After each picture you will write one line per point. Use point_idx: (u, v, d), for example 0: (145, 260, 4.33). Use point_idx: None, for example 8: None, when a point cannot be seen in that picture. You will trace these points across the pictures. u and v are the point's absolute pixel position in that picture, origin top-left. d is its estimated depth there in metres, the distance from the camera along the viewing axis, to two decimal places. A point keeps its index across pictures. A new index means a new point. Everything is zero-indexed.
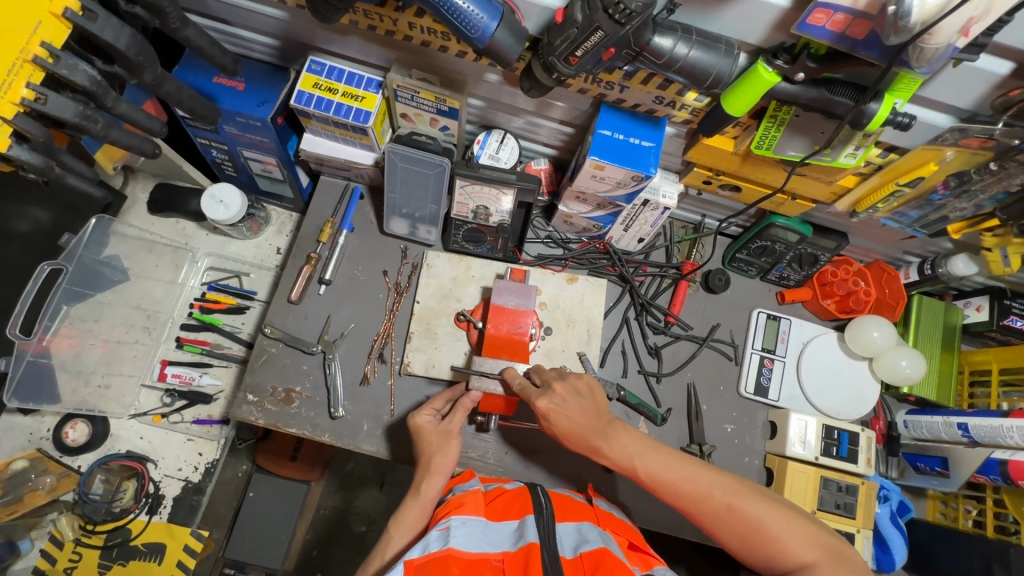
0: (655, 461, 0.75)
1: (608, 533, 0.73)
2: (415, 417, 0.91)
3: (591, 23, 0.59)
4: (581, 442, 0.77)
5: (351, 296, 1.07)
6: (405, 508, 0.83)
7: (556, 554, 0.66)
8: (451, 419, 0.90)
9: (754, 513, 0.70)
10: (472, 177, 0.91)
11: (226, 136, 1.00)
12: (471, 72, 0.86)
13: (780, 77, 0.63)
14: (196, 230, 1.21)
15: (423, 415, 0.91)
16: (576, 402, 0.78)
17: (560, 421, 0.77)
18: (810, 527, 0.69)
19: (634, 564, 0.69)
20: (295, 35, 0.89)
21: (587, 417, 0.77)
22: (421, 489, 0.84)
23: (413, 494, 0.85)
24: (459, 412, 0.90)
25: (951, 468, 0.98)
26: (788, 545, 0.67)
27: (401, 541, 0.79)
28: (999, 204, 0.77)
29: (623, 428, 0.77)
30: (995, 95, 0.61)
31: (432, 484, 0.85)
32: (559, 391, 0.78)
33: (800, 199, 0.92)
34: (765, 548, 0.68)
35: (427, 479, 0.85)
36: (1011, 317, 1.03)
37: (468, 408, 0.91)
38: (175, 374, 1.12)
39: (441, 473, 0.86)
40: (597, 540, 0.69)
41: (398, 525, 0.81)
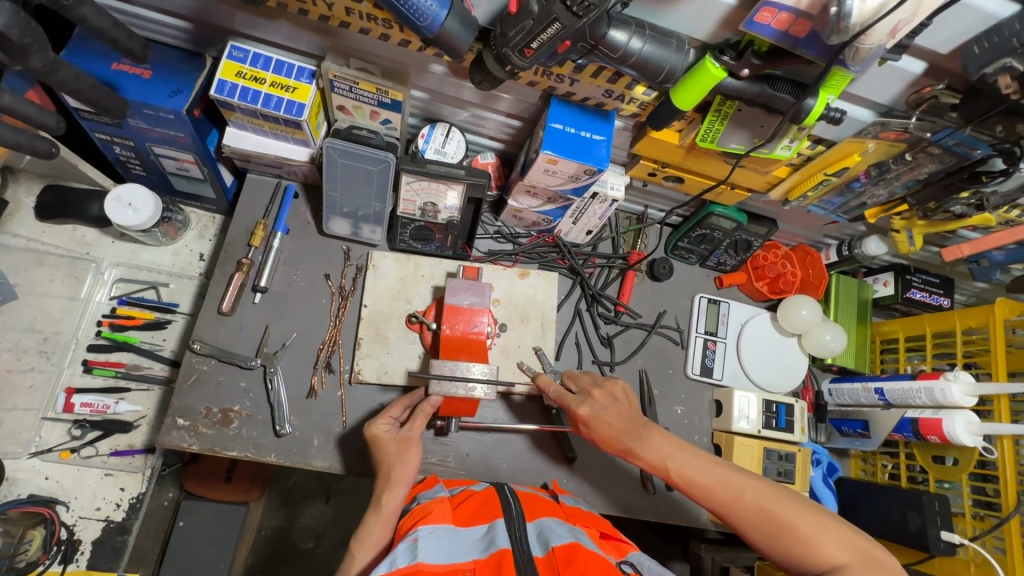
0: (689, 462, 0.77)
1: (579, 527, 0.73)
2: (371, 427, 0.87)
3: (548, 13, 0.58)
4: (616, 443, 0.82)
5: (291, 303, 1.00)
6: (367, 525, 0.78)
7: (529, 555, 0.65)
8: (411, 426, 0.86)
9: (784, 513, 0.71)
10: (420, 173, 0.87)
11: (132, 130, 0.88)
12: (415, 62, 0.81)
13: (726, 73, 0.65)
14: (100, 237, 1.07)
15: (380, 424, 0.87)
16: (615, 407, 0.83)
17: (601, 426, 0.82)
18: (843, 530, 0.70)
19: (609, 553, 0.70)
20: (212, 18, 0.80)
21: (623, 420, 0.82)
22: (382, 502, 0.80)
23: (374, 509, 0.80)
24: (419, 419, 0.86)
25: (871, 429, 1.09)
26: (820, 547, 0.69)
27: (364, 559, 0.75)
28: (909, 190, 0.85)
29: (655, 430, 0.80)
30: (910, 92, 0.67)
31: (393, 496, 0.80)
32: (599, 398, 0.84)
33: (738, 189, 0.96)
34: (796, 549, 0.69)
35: (388, 491, 0.81)
36: (912, 290, 1.15)
37: (429, 413, 0.87)
38: (84, 403, 0.99)
39: (401, 485, 0.81)
40: (567, 536, 0.68)
41: (361, 544, 0.76)
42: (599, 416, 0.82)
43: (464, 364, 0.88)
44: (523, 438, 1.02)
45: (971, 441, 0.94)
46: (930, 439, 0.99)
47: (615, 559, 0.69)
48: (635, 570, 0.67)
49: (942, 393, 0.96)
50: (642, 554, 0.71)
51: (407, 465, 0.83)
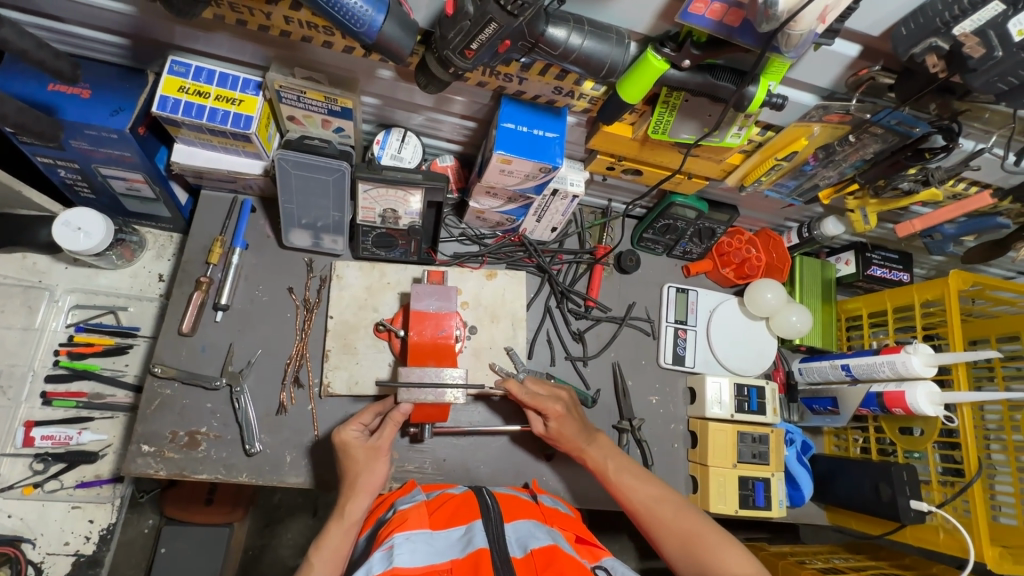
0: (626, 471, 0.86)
1: (556, 529, 0.73)
2: (341, 434, 0.86)
3: (483, 14, 0.57)
4: (569, 443, 0.89)
5: (255, 320, 0.98)
6: (328, 533, 0.76)
7: (506, 556, 0.64)
8: (380, 435, 0.86)
9: (696, 523, 0.78)
10: (376, 180, 0.86)
11: (75, 152, 0.86)
12: (362, 69, 0.81)
13: (668, 64, 0.65)
14: (52, 263, 1.04)
15: (347, 429, 0.86)
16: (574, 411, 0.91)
17: (564, 428, 0.89)
18: (744, 551, 0.75)
19: (583, 557, 0.70)
20: (149, 33, 0.78)
21: (579, 423, 0.90)
22: (345, 511, 0.78)
23: (336, 516, 0.78)
24: (390, 427, 0.86)
25: (840, 406, 1.11)
26: (721, 559, 0.74)
27: (322, 570, 0.72)
28: (858, 170, 0.86)
29: (603, 435, 0.91)
30: (848, 75, 0.69)
31: (358, 505, 0.79)
32: (565, 399, 0.90)
33: (695, 178, 0.97)
34: (700, 556, 0.75)
35: (352, 500, 0.79)
36: (872, 267, 1.18)
37: (399, 421, 0.86)
38: (45, 436, 0.97)
39: (369, 494, 0.80)
40: (542, 539, 0.68)
41: (319, 552, 0.74)
42: (566, 417, 0.89)
43: (434, 370, 0.88)
44: (500, 439, 1.02)
45: (933, 411, 0.96)
46: (895, 411, 1.01)
47: (589, 563, 0.69)
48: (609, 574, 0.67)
49: (903, 366, 0.99)
50: (616, 559, 0.71)
51: (374, 474, 0.82)
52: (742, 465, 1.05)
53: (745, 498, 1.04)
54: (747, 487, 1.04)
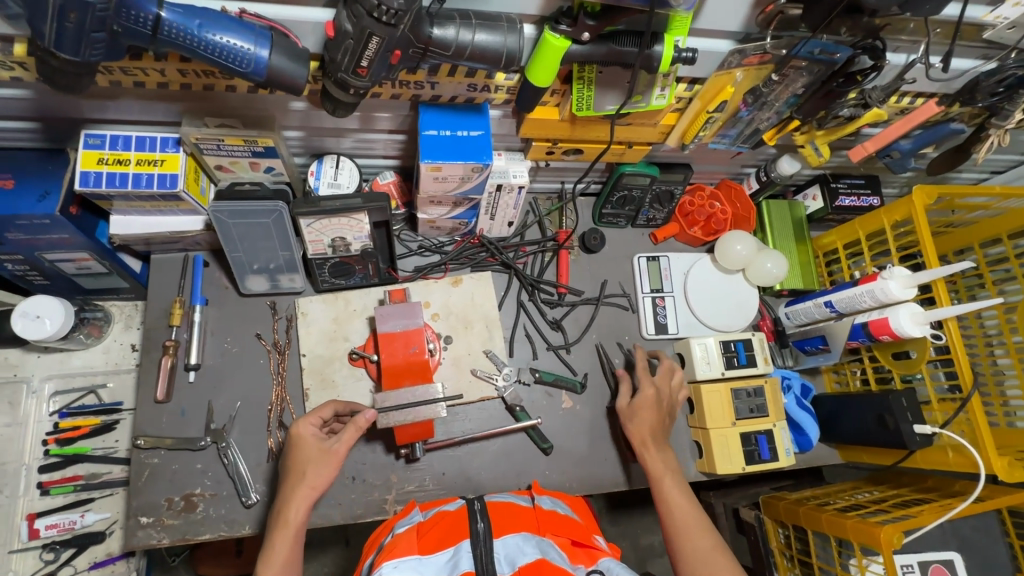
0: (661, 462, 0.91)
1: (547, 539, 0.71)
2: (297, 428, 0.83)
3: (362, 30, 0.56)
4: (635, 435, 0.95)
5: (229, 372, 0.97)
6: (274, 543, 0.75)
7: None
8: (339, 440, 0.82)
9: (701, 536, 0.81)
10: (314, 213, 0.85)
11: (15, 244, 0.86)
12: (275, 105, 0.79)
13: (570, 40, 0.64)
14: (24, 355, 1.04)
15: (307, 424, 0.84)
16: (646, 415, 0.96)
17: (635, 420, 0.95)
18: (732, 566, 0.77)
19: (579, 563, 0.69)
20: (56, 112, 0.77)
21: (648, 422, 0.95)
22: (288, 516, 0.77)
23: (280, 522, 0.77)
24: (350, 432, 0.82)
25: (830, 342, 1.08)
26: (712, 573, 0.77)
27: None
28: (794, 106, 0.83)
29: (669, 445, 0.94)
30: (757, 13, 0.66)
31: (300, 507, 0.78)
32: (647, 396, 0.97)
33: (637, 145, 0.95)
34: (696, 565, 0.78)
35: (295, 503, 0.78)
36: (840, 198, 1.16)
37: (361, 426, 0.83)
38: (49, 525, 0.98)
39: (310, 494, 0.79)
40: (529, 553, 0.67)
41: (270, 563, 0.73)
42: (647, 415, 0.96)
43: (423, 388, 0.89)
44: (495, 443, 1.02)
45: (920, 331, 0.93)
46: (884, 339, 0.99)
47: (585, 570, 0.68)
48: None
49: (882, 292, 0.96)
50: (612, 560, 0.70)
51: (321, 475, 0.80)
52: (742, 422, 1.04)
53: (750, 454, 1.03)
54: (750, 443, 1.03)
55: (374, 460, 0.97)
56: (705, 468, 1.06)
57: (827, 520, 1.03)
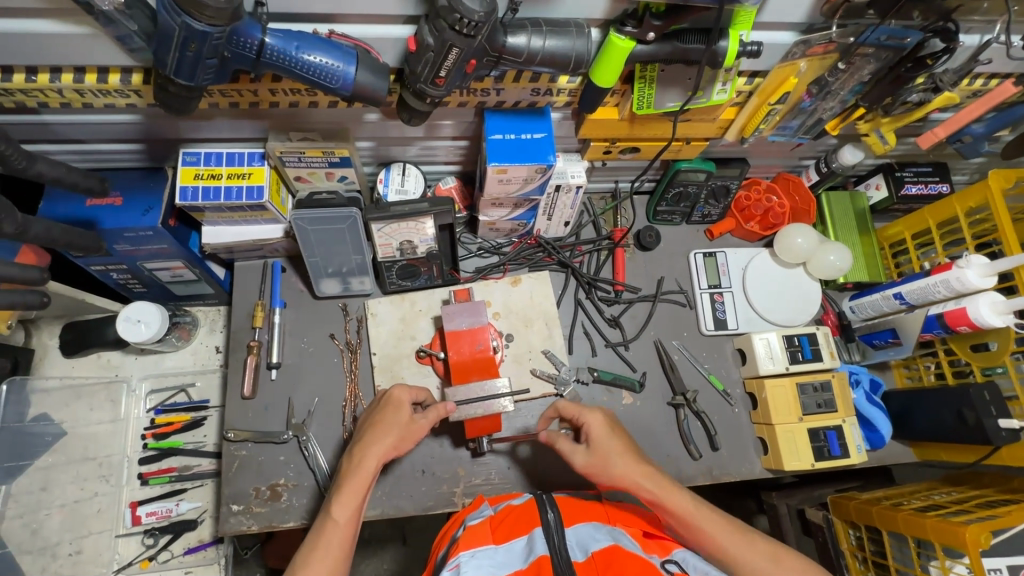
0: (652, 475, 0.80)
1: (618, 529, 0.73)
2: (396, 390, 0.85)
3: (444, 43, 0.60)
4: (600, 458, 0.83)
5: (306, 371, 1.04)
6: (347, 484, 0.75)
7: (567, 561, 0.66)
8: (426, 417, 0.85)
9: (727, 540, 0.75)
10: (386, 218, 0.90)
11: (121, 255, 0.95)
12: (351, 117, 0.85)
13: (635, 41, 0.66)
14: (123, 357, 1.14)
15: (405, 390, 0.86)
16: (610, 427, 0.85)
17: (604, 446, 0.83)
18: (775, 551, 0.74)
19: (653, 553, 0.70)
20: (160, 134, 0.86)
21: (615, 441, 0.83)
22: (359, 460, 0.77)
23: (353, 466, 0.77)
24: (435, 411, 0.86)
25: (901, 335, 1.05)
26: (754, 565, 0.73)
27: (345, 512, 0.73)
28: (859, 94, 0.82)
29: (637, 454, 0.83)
30: (822, 3, 0.66)
31: (375, 452, 0.78)
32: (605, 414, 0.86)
33: (694, 141, 0.96)
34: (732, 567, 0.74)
35: (374, 445, 0.78)
36: (906, 186, 1.12)
37: (446, 411, 0.88)
38: (149, 512, 1.07)
39: (387, 453, 0.79)
40: (601, 539, 0.69)
41: (341, 501, 0.74)
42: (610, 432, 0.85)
43: (490, 382, 0.92)
44: (558, 438, 1.03)
45: (1001, 322, 0.90)
46: (961, 330, 0.95)
47: (659, 559, 0.69)
48: (680, 569, 0.67)
49: (959, 282, 0.93)
50: (686, 552, 0.71)
51: (400, 442, 0.81)
52: (809, 417, 1.02)
53: (820, 450, 1.01)
54: (819, 439, 1.01)
55: (441, 454, 1.01)
56: (771, 465, 1.03)
57: (905, 520, 0.99)
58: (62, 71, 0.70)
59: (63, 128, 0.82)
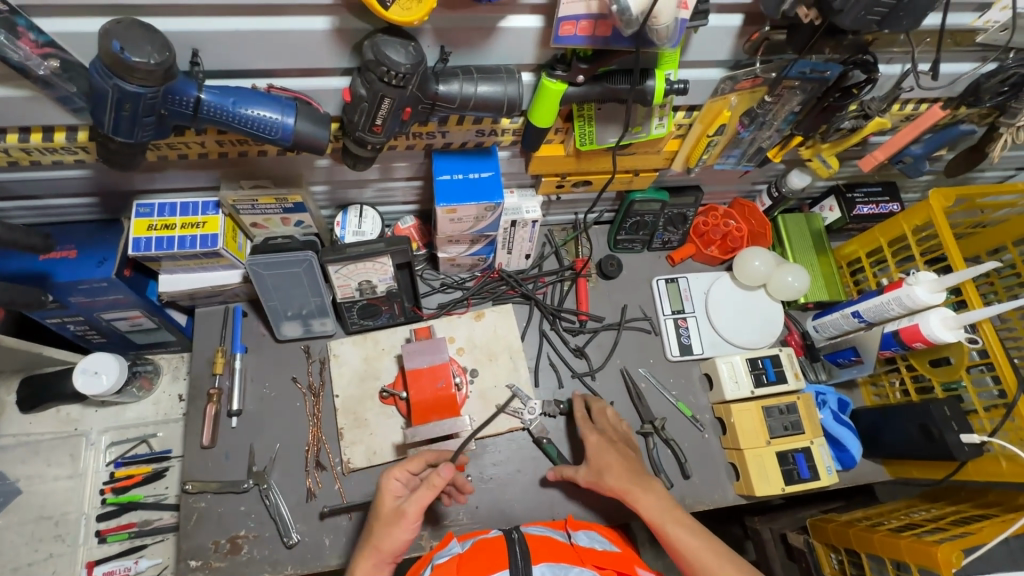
0: (620, 475, 0.86)
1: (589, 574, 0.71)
2: (385, 481, 0.76)
3: (376, 93, 0.62)
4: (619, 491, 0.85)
5: (268, 417, 1.02)
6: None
7: None
8: (412, 500, 0.72)
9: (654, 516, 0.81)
10: (341, 259, 0.90)
11: (76, 307, 0.94)
12: (302, 164, 0.87)
13: (566, 83, 0.68)
14: (83, 410, 1.12)
15: (398, 474, 0.77)
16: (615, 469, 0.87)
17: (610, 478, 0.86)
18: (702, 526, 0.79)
19: None
20: (113, 187, 0.87)
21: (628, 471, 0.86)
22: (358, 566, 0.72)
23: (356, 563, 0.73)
24: (426, 493, 0.72)
25: (863, 353, 1.06)
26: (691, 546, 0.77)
27: None
28: (794, 124, 0.85)
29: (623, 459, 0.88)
30: (744, 41, 0.69)
31: (388, 542, 0.72)
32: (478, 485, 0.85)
33: (644, 173, 0.98)
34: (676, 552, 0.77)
35: (386, 535, 0.72)
36: (858, 206, 1.15)
37: (437, 489, 0.72)
38: (106, 572, 1.03)
39: (385, 558, 0.72)
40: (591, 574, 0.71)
41: None
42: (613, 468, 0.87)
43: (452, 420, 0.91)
44: (527, 474, 1.02)
45: (953, 337, 0.91)
46: (916, 346, 0.96)
47: None
48: None
49: (909, 299, 0.94)
50: None
51: (390, 538, 0.72)
52: (776, 441, 1.02)
53: (789, 473, 1.00)
54: (788, 462, 1.01)
55: None
56: (744, 491, 1.02)
57: (880, 541, 0.98)
58: (6, 132, 0.71)
59: (13, 185, 0.82)
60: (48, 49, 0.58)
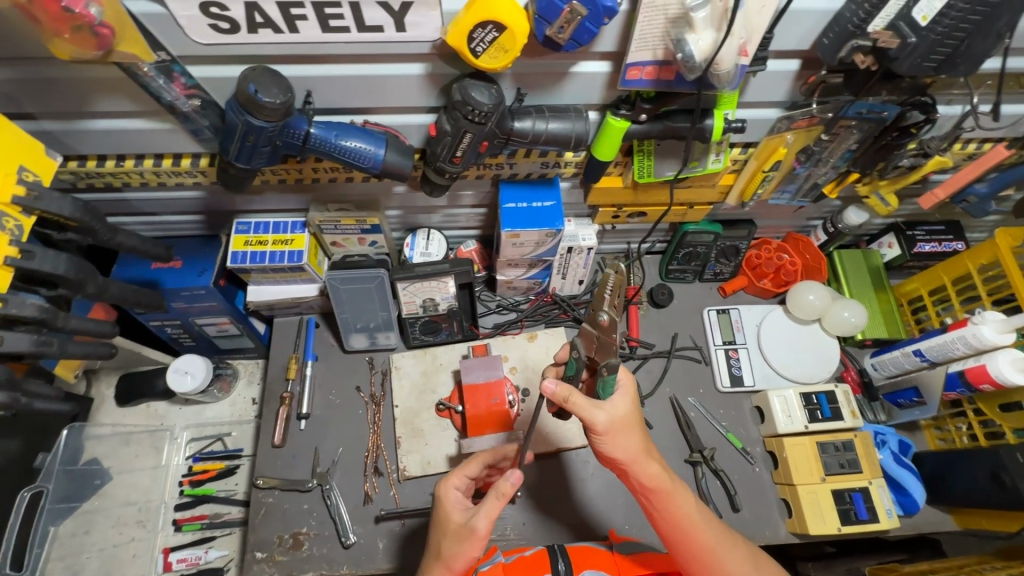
0: (631, 442, 0.72)
1: None
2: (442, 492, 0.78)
3: (459, 129, 0.70)
4: (628, 459, 0.72)
5: (333, 422, 1.09)
6: None
7: None
8: (480, 512, 0.71)
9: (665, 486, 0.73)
10: (410, 277, 0.98)
11: (176, 311, 1.06)
12: (381, 190, 0.96)
13: (629, 121, 0.74)
14: (169, 407, 1.23)
15: (452, 491, 0.77)
16: (631, 438, 0.72)
17: (623, 447, 0.71)
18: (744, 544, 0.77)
19: None
20: (219, 207, 0.99)
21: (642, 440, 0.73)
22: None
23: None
24: (495, 504, 0.71)
25: (925, 394, 1.03)
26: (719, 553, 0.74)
27: None
28: (851, 160, 0.88)
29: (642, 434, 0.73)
30: (800, 84, 0.74)
31: (458, 556, 0.71)
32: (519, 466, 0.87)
33: (698, 205, 1.02)
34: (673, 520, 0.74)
35: (454, 548, 0.71)
36: (919, 244, 1.14)
37: (506, 498, 0.70)
38: (180, 559, 1.11)
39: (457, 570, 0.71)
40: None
41: None
42: (627, 437, 0.72)
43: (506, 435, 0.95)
44: (574, 494, 1.03)
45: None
46: (985, 388, 0.93)
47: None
48: None
49: (976, 338, 0.93)
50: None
51: (461, 553, 0.71)
52: (832, 478, 1.00)
53: (846, 513, 0.98)
54: (845, 501, 0.99)
55: None
56: (797, 528, 1.00)
57: None
58: (144, 157, 0.84)
59: (139, 203, 0.95)
60: (192, 91, 0.69)
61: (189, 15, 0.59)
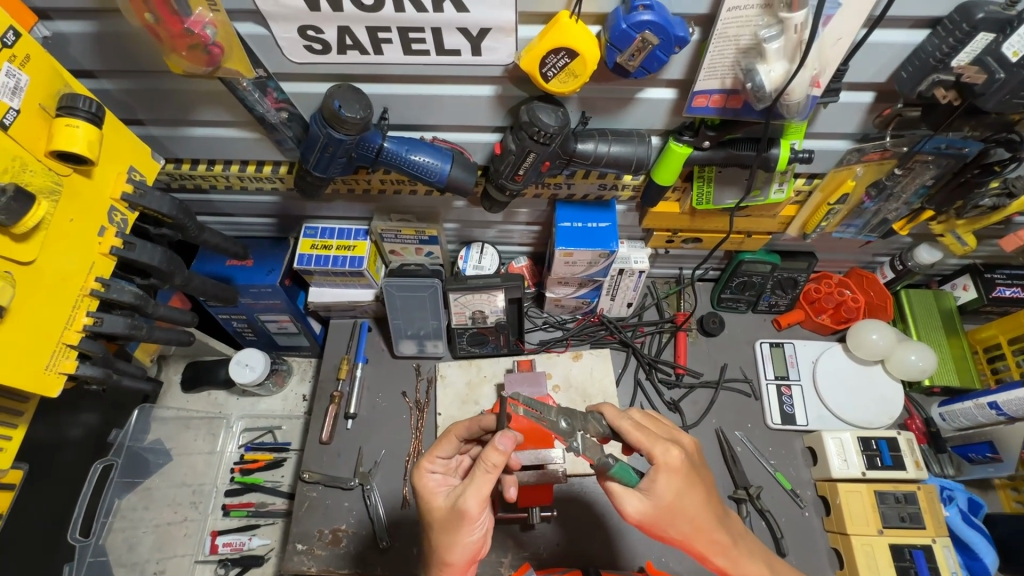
0: (664, 489, 0.66)
1: None
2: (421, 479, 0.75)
3: (524, 149, 0.72)
4: (665, 511, 0.66)
5: (378, 424, 1.13)
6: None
7: None
8: (468, 497, 0.67)
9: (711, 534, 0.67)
10: (462, 289, 1.01)
11: (243, 306, 1.13)
12: (442, 203, 1.00)
13: (691, 147, 0.75)
14: (228, 396, 1.31)
15: (432, 477, 0.75)
16: (665, 482, 0.66)
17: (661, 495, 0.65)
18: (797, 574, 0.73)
19: None
20: (291, 211, 1.06)
21: (678, 484, 0.66)
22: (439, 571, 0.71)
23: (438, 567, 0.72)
24: (484, 481, 0.67)
25: (1002, 451, 0.95)
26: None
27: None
28: (925, 197, 0.84)
29: (672, 481, 0.67)
30: (874, 116, 0.72)
31: (458, 548, 0.69)
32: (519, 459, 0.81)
33: (756, 234, 1.00)
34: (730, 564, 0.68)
35: (453, 540, 0.69)
36: (998, 288, 1.07)
37: (496, 472, 0.67)
38: (226, 543, 1.16)
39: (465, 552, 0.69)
40: None
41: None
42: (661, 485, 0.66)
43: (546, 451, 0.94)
44: (609, 520, 1.01)
45: None
46: None
47: None
48: None
49: None
50: None
51: (462, 536, 0.68)
52: (890, 531, 0.94)
53: (905, 572, 0.91)
54: (904, 558, 0.92)
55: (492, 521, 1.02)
56: None
57: None
58: (231, 163, 0.91)
59: (221, 204, 1.04)
60: (282, 104, 0.75)
61: (288, 37, 0.65)
